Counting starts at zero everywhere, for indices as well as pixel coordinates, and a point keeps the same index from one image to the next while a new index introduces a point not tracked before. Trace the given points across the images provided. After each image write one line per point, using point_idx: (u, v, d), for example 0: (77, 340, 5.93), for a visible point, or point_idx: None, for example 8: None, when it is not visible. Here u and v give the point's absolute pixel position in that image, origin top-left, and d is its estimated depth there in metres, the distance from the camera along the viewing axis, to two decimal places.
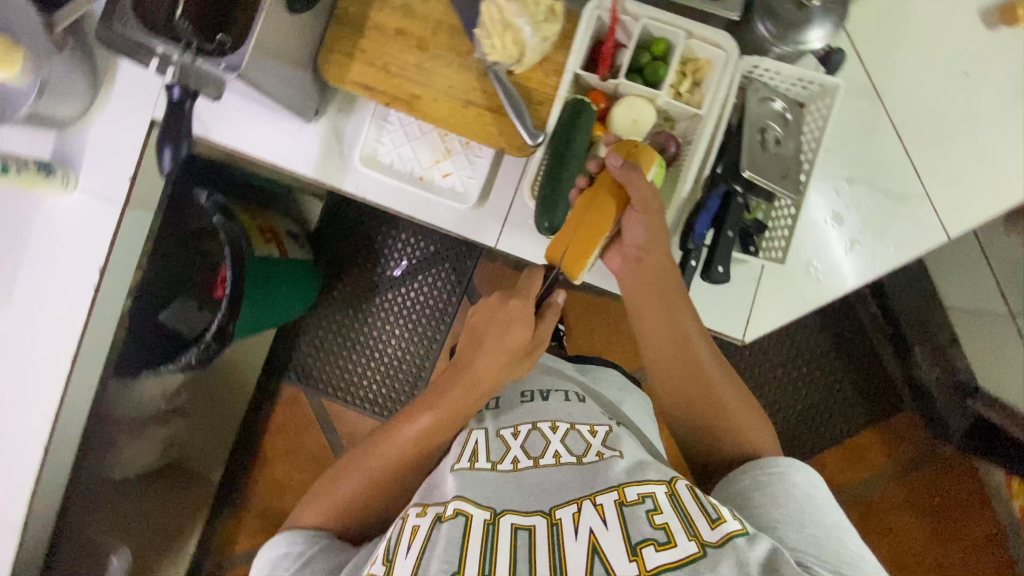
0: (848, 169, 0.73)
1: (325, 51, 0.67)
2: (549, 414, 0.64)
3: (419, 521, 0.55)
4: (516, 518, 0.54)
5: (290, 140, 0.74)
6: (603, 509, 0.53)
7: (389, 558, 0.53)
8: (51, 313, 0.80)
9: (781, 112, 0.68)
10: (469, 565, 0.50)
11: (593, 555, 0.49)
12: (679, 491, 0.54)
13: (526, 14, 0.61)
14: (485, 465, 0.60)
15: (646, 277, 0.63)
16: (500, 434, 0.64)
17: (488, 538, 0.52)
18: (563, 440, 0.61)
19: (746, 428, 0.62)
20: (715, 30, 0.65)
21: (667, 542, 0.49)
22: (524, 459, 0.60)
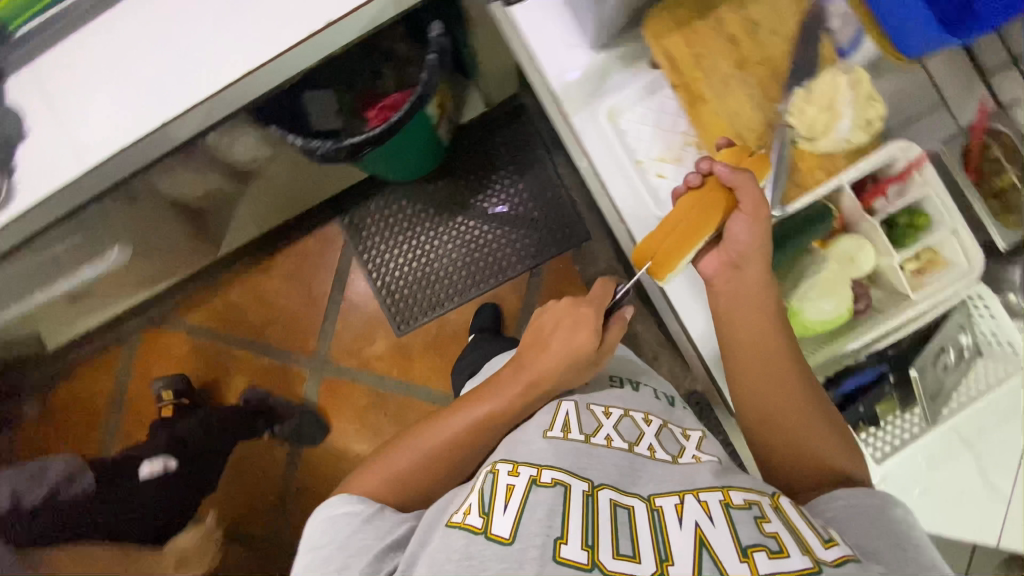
0: (973, 435, 0.72)
1: (662, 7, 0.69)
2: (643, 406, 0.70)
3: (513, 481, 0.58)
4: (615, 495, 0.57)
5: (562, 45, 0.73)
6: (707, 505, 0.55)
7: (485, 511, 0.56)
8: (259, 22, 0.78)
9: (962, 346, 0.70)
10: (573, 535, 0.53)
11: (701, 548, 0.52)
12: (783, 507, 0.56)
13: (853, 111, 0.65)
14: (580, 437, 0.63)
15: (748, 295, 0.64)
16: (592, 409, 0.68)
17: (589, 511, 0.55)
18: (655, 436, 0.66)
19: (839, 463, 0.62)
20: (975, 244, 0.65)
21: (778, 551, 0.51)
22: (619, 440, 0.63)
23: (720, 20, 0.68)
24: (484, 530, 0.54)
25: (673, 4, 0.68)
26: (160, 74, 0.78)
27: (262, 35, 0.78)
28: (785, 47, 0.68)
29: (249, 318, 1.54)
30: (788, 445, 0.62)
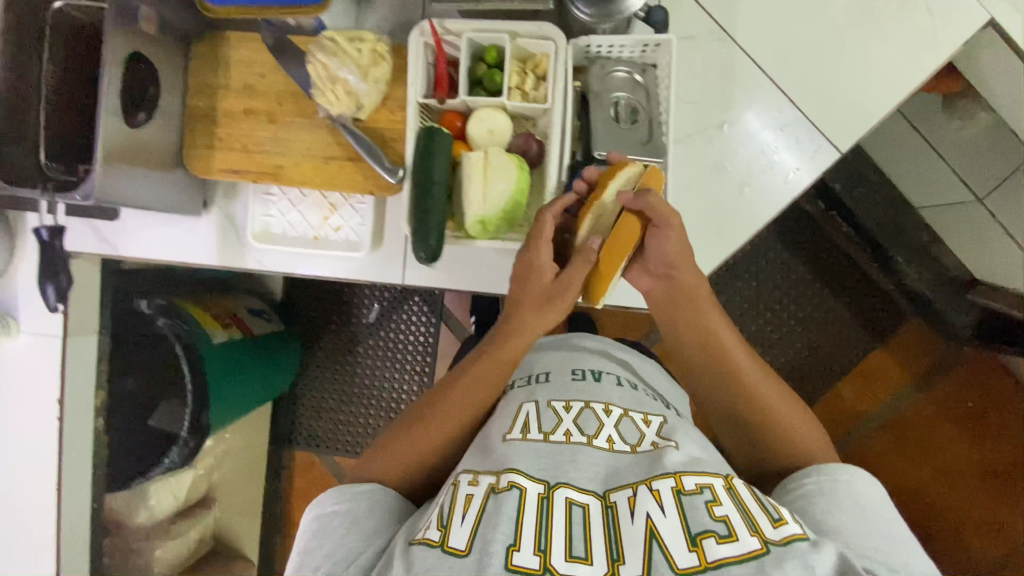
0: (721, 113, 0.71)
1: (188, 148, 0.70)
2: (604, 396, 0.62)
3: (473, 490, 0.52)
4: (571, 492, 0.52)
5: (189, 237, 0.77)
6: (660, 494, 0.50)
7: (443, 524, 0.51)
8: (29, 450, 0.85)
9: (629, 79, 0.67)
10: (525, 540, 0.48)
11: (650, 541, 0.48)
12: (736, 487, 0.51)
13: (349, 64, 0.64)
14: (537, 438, 0.56)
15: (681, 291, 0.63)
16: (551, 405, 0.60)
17: (542, 513, 0.50)
18: (616, 426, 0.58)
19: (796, 435, 0.59)
20: (538, 25, 0.65)
21: (727, 536, 0.47)
22: (576, 434, 0.57)
23: (225, 110, 0.69)
24: (441, 545, 0.49)
25: (191, 139, 0.70)
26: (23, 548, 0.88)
27: (36, 459, 0.85)
28: (283, 71, 0.69)
29: None
30: (757, 422, 0.60)
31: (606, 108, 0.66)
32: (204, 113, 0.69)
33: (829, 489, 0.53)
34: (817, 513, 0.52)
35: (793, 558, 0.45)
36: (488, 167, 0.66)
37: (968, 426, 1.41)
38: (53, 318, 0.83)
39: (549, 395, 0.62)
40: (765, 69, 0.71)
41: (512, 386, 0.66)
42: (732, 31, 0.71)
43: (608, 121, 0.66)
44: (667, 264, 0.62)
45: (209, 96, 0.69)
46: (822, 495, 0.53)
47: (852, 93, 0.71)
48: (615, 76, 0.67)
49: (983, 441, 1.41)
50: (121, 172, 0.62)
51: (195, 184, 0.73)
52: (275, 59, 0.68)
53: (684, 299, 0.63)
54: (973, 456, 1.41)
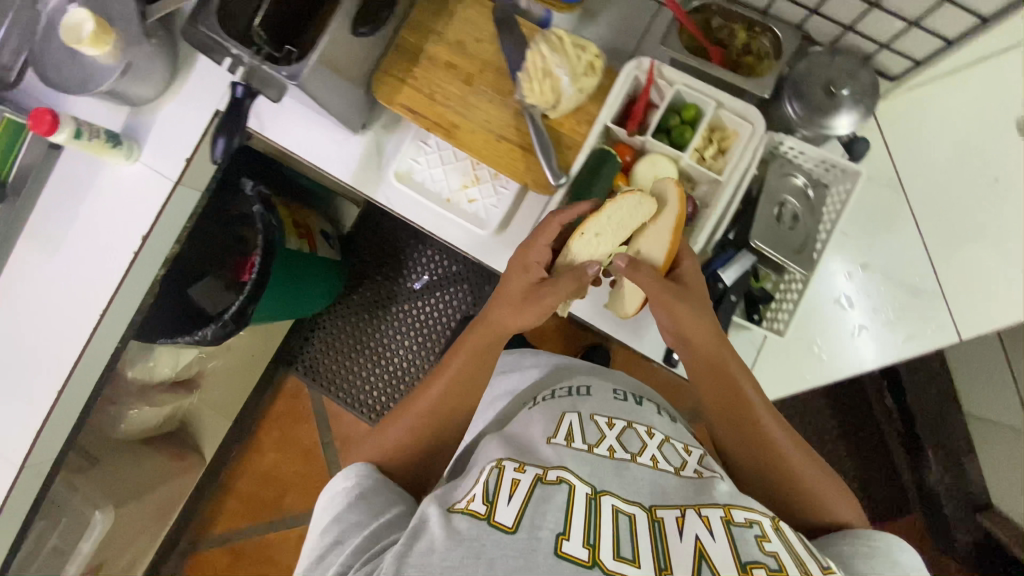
0: (864, 254, 0.73)
1: (381, 73, 0.73)
2: (645, 420, 0.63)
3: (519, 476, 0.54)
4: (617, 500, 0.52)
5: (335, 147, 0.80)
6: (708, 520, 0.50)
7: (489, 500, 0.51)
8: (95, 270, 0.85)
9: (803, 188, 0.69)
10: (574, 531, 0.48)
11: (700, 559, 0.47)
12: (784, 530, 0.52)
13: (566, 66, 0.67)
14: (580, 447, 0.58)
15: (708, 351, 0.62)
16: (595, 419, 0.62)
17: (592, 513, 0.50)
18: (659, 448, 0.59)
19: (822, 491, 0.60)
20: (744, 104, 0.67)
21: (778, 570, 0.46)
22: (621, 450, 0.57)
23: (430, 55, 0.72)
24: (487, 519, 0.49)
25: (388, 65, 0.72)
26: (39, 357, 0.87)
27: (94, 280, 0.85)
28: (497, 44, 0.72)
29: (267, 499, 1.57)
30: (782, 474, 0.60)
31: (771, 206, 0.68)
32: (410, 48, 0.72)
33: (870, 556, 0.52)
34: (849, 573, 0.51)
35: None
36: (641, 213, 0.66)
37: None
38: (175, 163, 0.84)
39: (592, 407, 0.63)
40: (923, 232, 0.72)
41: (552, 395, 0.67)
42: (906, 186, 0.73)
43: (770, 217, 0.67)
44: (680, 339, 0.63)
45: (422, 36, 0.72)
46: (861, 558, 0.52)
47: (996, 289, 0.71)
48: (790, 180, 0.69)
49: None
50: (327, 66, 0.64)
51: (368, 107, 0.76)
52: (496, 32, 0.71)
53: (717, 365, 0.62)
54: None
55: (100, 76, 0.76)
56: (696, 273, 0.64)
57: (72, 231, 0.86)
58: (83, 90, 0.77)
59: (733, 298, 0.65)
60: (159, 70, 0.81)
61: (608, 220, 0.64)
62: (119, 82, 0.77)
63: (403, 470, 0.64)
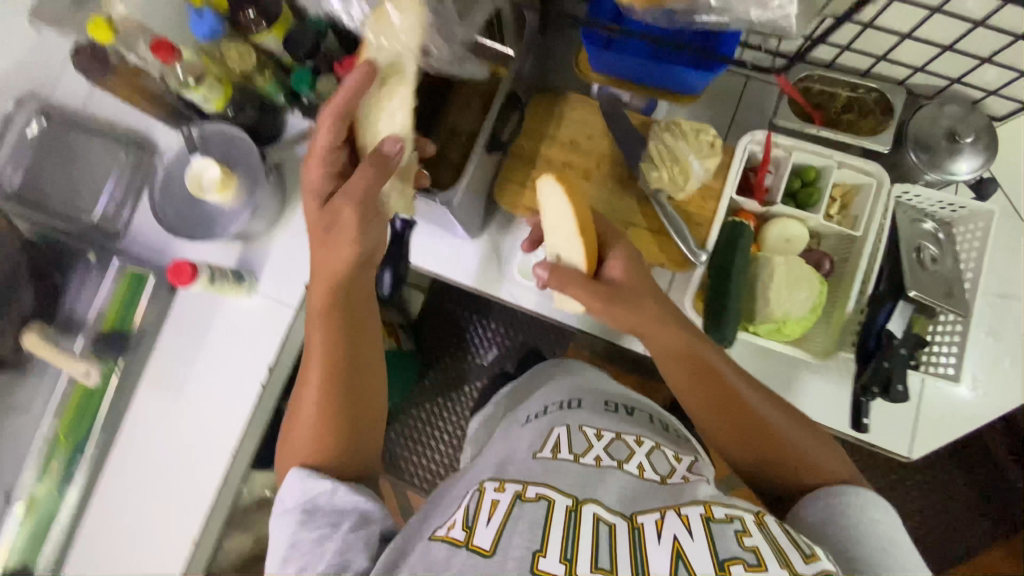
0: (1001, 284, 0.73)
1: (498, 183, 0.76)
2: (633, 429, 0.61)
3: (498, 496, 0.52)
4: (598, 509, 0.50)
5: (454, 253, 0.81)
6: (689, 520, 0.49)
7: (468, 525, 0.50)
8: (221, 407, 0.84)
9: (933, 231, 0.71)
10: (551, 547, 0.46)
11: (676, 560, 0.45)
12: (769, 524, 0.49)
13: (693, 151, 0.69)
14: (568, 457, 0.56)
15: (663, 338, 0.61)
16: (584, 429, 0.60)
17: (571, 525, 0.48)
18: (647, 455, 0.58)
19: (809, 450, 0.57)
20: (864, 160, 0.70)
21: (756, 565, 0.44)
22: (607, 459, 0.56)
23: (547, 157, 0.75)
24: (464, 544, 0.48)
25: (506, 173, 0.75)
26: (169, 504, 0.84)
27: (222, 417, 0.84)
28: (610, 138, 0.75)
29: None
30: (762, 441, 0.58)
31: (910, 252, 0.69)
32: (526, 154, 0.75)
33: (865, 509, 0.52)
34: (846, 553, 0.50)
35: None
36: (790, 275, 0.67)
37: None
38: (294, 290, 0.85)
39: (580, 419, 0.62)
40: None
41: (545, 412, 0.65)
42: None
43: (913, 264, 0.68)
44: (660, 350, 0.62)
45: (536, 140, 0.75)
46: (847, 541, 0.50)
47: None
48: (919, 225, 0.71)
49: None
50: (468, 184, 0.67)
51: (486, 211, 0.78)
52: (608, 127, 0.75)
53: (687, 357, 0.61)
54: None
55: (226, 219, 0.79)
56: (631, 275, 0.62)
57: (192, 373, 0.85)
58: (208, 236, 0.80)
59: (901, 350, 0.65)
60: (274, 206, 0.83)
61: (552, 224, 0.62)
62: (245, 222, 0.80)
63: (334, 454, 0.59)
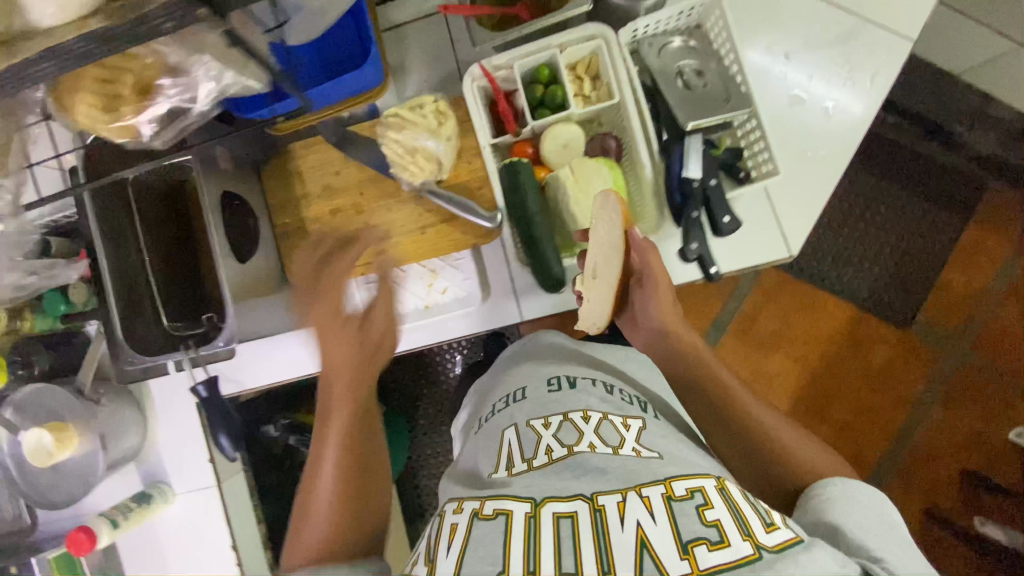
0: (779, 47, 0.69)
1: (291, 267, 0.71)
2: (580, 403, 0.55)
3: (456, 519, 0.47)
4: (557, 504, 0.44)
5: (307, 348, 0.78)
6: (650, 501, 0.43)
7: (429, 559, 0.46)
8: None
9: (684, 45, 0.66)
10: (513, 563, 0.41)
11: (642, 550, 0.40)
12: (728, 487, 0.45)
13: (424, 131, 0.65)
14: (521, 467, 0.50)
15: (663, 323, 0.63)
16: (531, 424, 0.54)
17: (530, 533, 0.43)
18: (596, 430, 0.51)
19: (804, 451, 0.53)
20: (580, 28, 0.65)
21: (719, 542, 0.39)
22: (558, 449, 0.50)
23: (314, 217, 0.70)
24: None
25: (289, 255, 0.71)
26: None
27: None
28: (355, 162, 0.70)
29: None
30: (755, 434, 0.55)
31: (672, 81, 0.65)
32: (294, 227, 0.71)
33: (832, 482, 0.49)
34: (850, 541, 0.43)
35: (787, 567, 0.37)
36: (579, 183, 0.66)
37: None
38: (202, 473, 0.83)
39: (525, 414, 0.56)
40: None
41: (491, 413, 0.60)
42: None
43: (680, 92, 0.64)
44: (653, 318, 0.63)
45: (293, 209, 0.71)
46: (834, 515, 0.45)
47: None
48: (669, 49, 0.66)
49: None
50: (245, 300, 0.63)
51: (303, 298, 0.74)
52: (346, 154, 0.69)
53: (688, 357, 0.62)
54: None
55: (90, 465, 0.76)
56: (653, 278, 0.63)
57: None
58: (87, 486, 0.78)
59: (713, 182, 0.62)
60: (128, 417, 0.80)
61: (606, 232, 0.58)
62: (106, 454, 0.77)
63: None
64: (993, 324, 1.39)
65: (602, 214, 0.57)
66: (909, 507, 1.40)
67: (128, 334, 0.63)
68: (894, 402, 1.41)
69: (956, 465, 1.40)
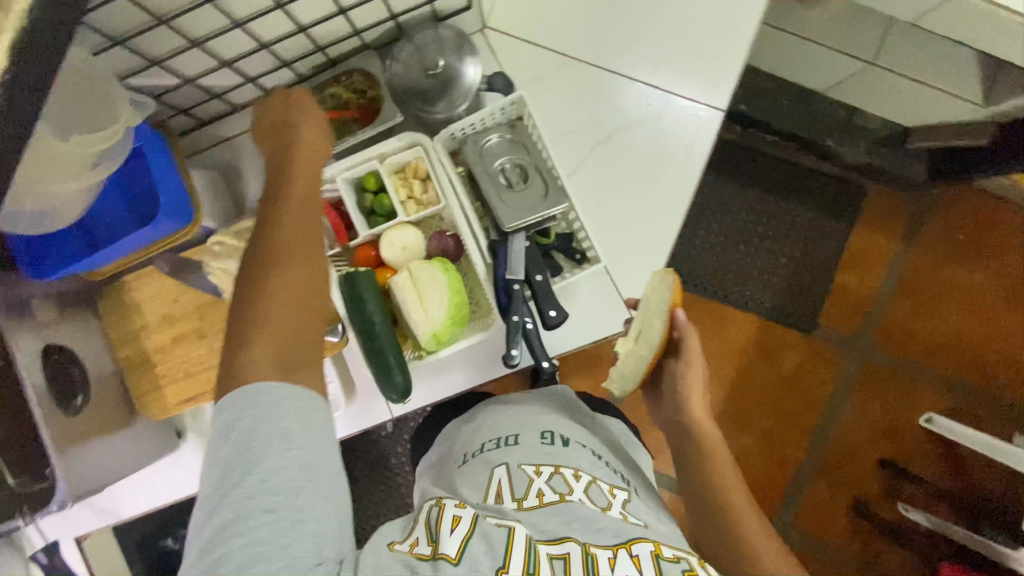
0: (602, 129, 0.72)
1: (139, 398, 0.70)
2: (573, 462, 0.60)
3: (460, 513, 0.50)
4: (548, 547, 0.47)
5: (175, 470, 0.76)
6: (638, 559, 0.47)
7: (433, 540, 0.47)
8: None
9: (501, 140, 0.69)
10: (514, 561, 0.45)
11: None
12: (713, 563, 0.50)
13: None
14: (511, 505, 0.54)
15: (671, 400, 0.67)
16: (523, 468, 0.58)
17: (529, 548, 0.46)
18: (586, 489, 0.56)
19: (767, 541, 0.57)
20: (397, 138, 0.67)
21: None
22: (550, 494, 0.54)
23: (155, 347, 0.69)
24: (433, 557, 0.45)
25: (135, 388, 0.69)
26: None
27: None
28: (190, 287, 0.69)
29: None
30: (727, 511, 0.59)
31: (494, 178, 0.67)
32: (136, 359, 0.69)
33: None
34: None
35: None
36: (416, 291, 0.66)
37: (979, 259, 1.33)
38: None
39: (519, 458, 0.60)
40: (615, 69, 0.72)
41: (481, 451, 0.63)
42: (572, 52, 0.73)
43: (500, 190, 0.67)
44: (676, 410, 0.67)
45: (134, 341, 0.69)
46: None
47: (701, 53, 0.72)
48: (488, 145, 0.69)
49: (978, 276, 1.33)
50: (80, 449, 0.62)
51: (161, 423, 0.73)
52: (180, 280, 0.69)
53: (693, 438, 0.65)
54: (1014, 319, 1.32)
55: None
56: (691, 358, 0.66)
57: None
58: None
59: (539, 277, 0.65)
60: None
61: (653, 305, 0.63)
62: None
63: None
64: (892, 317, 1.34)
65: (658, 291, 0.63)
66: (834, 514, 1.29)
67: None
68: (806, 407, 1.33)
69: (869, 460, 1.31)
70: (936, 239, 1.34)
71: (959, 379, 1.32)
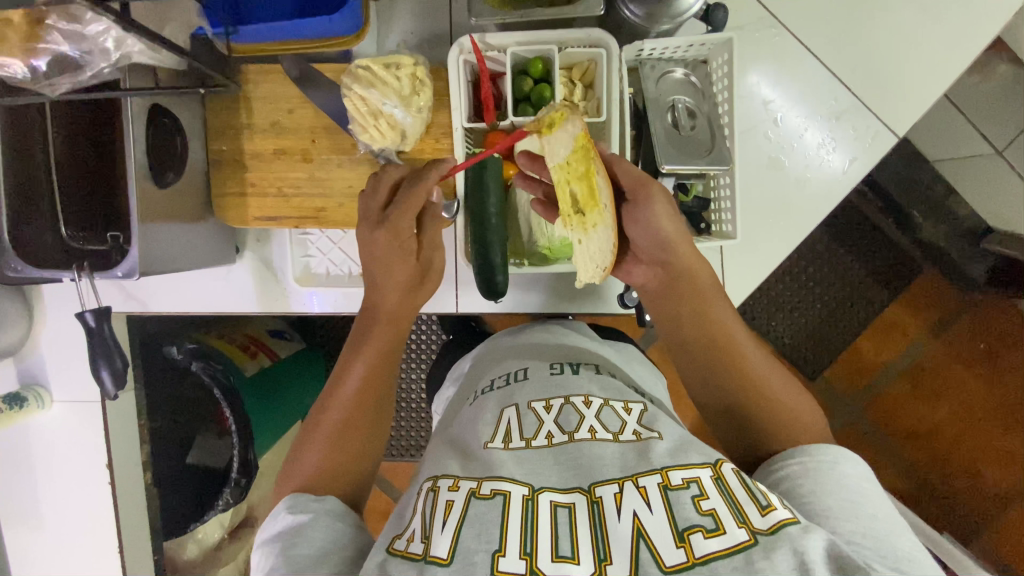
0: (773, 108, 0.70)
1: (218, 198, 0.66)
2: (581, 388, 0.52)
3: (452, 495, 0.44)
4: (554, 494, 0.43)
5: (223, 284, 0.73)
6: (646, 491, 0.42)
7: (424, 535, 0.42)
8: (86, 510, 0.85)
9: (685, 78, 0.65)
10: (510, 543, 0.40)
11: (637, 540, 0.39)
12: (726, 476, 0.43)
13: (392, 96, 0.60)
14: (519, 445, 0.48)
15: (675, 285, 0.57)
16: (533, 406, 0.51)
17: (527, 518, 0.41)
18: (597, 416, 0.49)
19: (799, 414, 0.53)
20: (586, 31, 0.61)
21: (715, 529, 0.39)
22: (558, 435, 0.48)
23: (255, 152, 0.65)
24: (422, 558, 0.41)
25: (219, 186, 0.65)
26: None
27: (100, 517, 0.85)
28: (313, 104, 0.64)
29: None
30: (751, 399, 0.53)
31: (664, 113, 0.63)
32: (231, 158, 0.65)
33: (817, 472, 0.46)
34: (802, 496, 0.45)
35: (784, 546, 0.38)
36: None
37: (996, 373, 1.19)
38: (87, 384, 0.80)
39: (527, 395, 0.53)
40: (815, 53, 0.69)
41: (489, 388, 0.57)
42: (781, 18, 0.69)
43: (668, 129, 0.62)
44: (662, 246, 0.56)
45: (235, 138, 0.64)
46: (812, 478, 0.46)
47: (902, 74, 0.69)
48: (670, 78, 0.64)
49: (997, 381, 1.19)
50: (162, 221, 0.58)
51: (227, 233, 0.69)
52: (303, 92, 0.63)
53: (685, 281, 0.57)
54: (1004, 438, 1.19)
55: None
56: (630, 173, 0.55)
57: (42, 495, 0.85)
58: None
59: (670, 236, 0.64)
60: (12, 311, 0.74)
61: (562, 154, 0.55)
62: None
63: None
64: (892, 394, 1.24)
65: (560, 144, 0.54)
66: None
67: (15, 237, 0.56)
68: None
69: None
70: (968, 333, 1.21)
71: (936, 459, 1.22)
